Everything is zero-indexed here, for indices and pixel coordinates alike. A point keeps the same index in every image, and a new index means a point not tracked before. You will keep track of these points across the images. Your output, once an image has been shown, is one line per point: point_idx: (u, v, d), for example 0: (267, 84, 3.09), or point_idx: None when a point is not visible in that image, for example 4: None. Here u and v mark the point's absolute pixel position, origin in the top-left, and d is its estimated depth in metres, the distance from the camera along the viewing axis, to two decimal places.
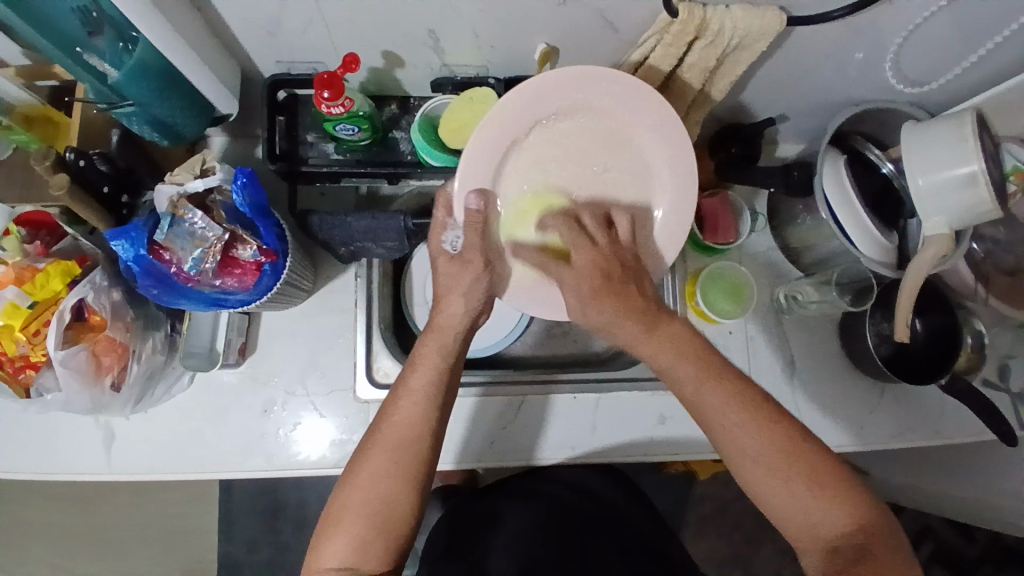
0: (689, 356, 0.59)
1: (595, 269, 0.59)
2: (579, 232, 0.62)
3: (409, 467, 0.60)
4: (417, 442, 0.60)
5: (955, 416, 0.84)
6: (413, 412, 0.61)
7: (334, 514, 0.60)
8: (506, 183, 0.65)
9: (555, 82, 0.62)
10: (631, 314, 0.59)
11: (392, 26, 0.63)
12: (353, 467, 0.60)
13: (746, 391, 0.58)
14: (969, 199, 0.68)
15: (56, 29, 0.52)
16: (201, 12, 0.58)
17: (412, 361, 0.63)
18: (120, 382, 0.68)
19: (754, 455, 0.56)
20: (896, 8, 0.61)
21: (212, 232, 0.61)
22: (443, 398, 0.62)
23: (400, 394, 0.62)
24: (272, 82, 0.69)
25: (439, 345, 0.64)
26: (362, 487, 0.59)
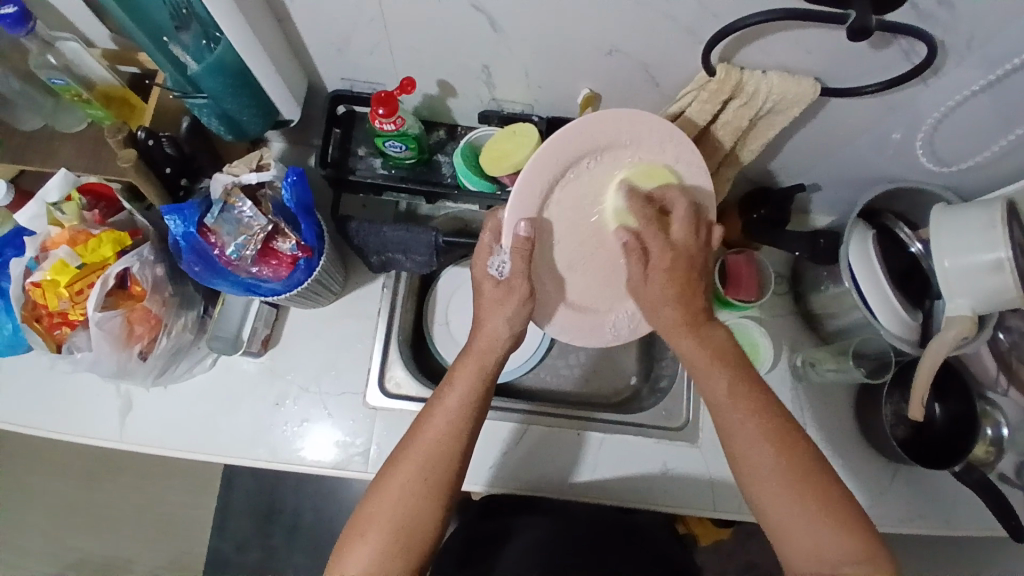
0: (717, 370, 0.62)
1: (681, 259, 0.63)
2: (692, 216, 0.64)
3: (433, 487, 0.61)
4: (447, 461, 0.62)
5: (967, 508, 0.81)
6: (443, 431, 0.62)
7: (359, 524, 0.61)
8: (550, 212, 0.65)
9: (601, 122, 0.60)
10: (690, 308, 0.64)
11: (449, 57, 0.68)
12: (381, 479, 0.62)
13: (788, 437, 0.59)
14: (994, 284, 0.68)
15: (147, 21, 0.57)
16: (280, 24, 0.64)
17: (447, 380, 0.64)
18: (148, 351, 0.72)
19: (769, 474, 0.58)
20: (929, 90, 0.64)
21: (257, 223, 0.65)
22: (472, 422, 0.63)
23: (432, 408, 0.63)
24: (333, 96, 0.74)
25: (478, 367, 0.65)
26: (388, 502, 0.60)
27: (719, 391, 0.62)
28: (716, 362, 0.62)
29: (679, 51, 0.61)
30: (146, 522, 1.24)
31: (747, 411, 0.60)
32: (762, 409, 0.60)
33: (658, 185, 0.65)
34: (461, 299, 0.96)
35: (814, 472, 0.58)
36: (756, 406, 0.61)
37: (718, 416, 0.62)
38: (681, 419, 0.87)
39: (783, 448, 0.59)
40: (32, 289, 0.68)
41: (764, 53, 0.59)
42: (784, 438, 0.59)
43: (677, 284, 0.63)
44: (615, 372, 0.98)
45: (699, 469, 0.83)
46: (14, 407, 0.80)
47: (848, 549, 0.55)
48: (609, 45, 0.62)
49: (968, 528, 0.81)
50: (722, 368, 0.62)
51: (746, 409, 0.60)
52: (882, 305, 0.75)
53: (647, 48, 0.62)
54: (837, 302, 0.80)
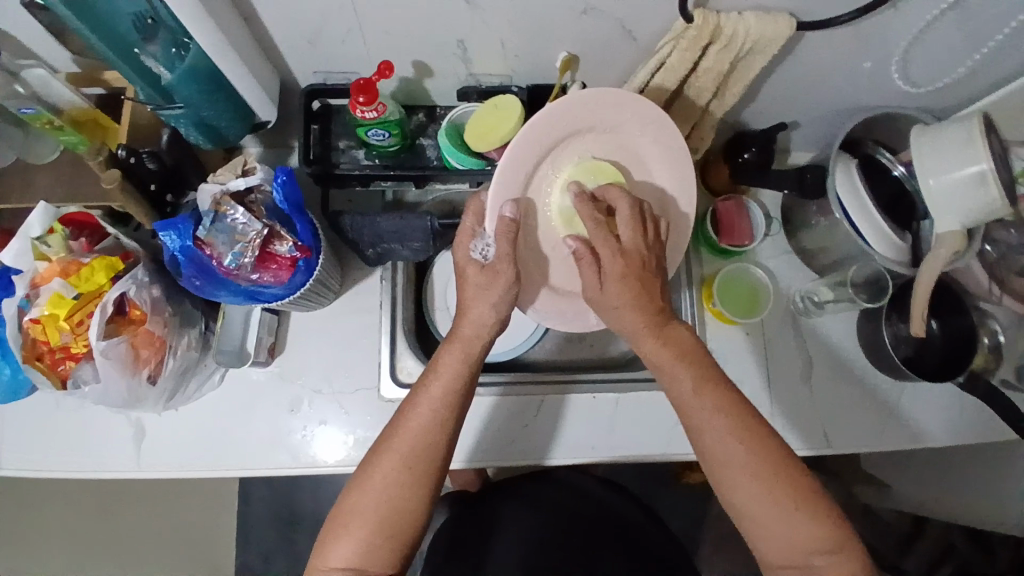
0: (682, 368, 0.62)
1: (632, 263, 0.62)
2: (636, 214, 0.64)
3: (418, 475, 0.62)
4: (430, 448, 0.62)
5: (975, 417, 0.85)
6: (427, 419, 0.62)
7: (342, 516, 0.62)
8: (533, 190, 0.68)
9: (591, 103, 0.64)
10: (651, 310, 0.63)
11: (424, 36, 0.66)
12: (365, 470, 0.62)
13: (759, 436, 0.60)
14: (979, 197, 0.71)
15: (115, 36, 0.55)
16: (246, 22, 0.62)
17: (432, 366, 0.64)
18: (157, 374, 0.71)
19: (742, 469, 0.59)
20: (900, 14, 0.64)
21: (252, 228, 0.64)
22: (457, 406, 0.64)
23: (418, 397, 0.64)
24: (308, 91, 0.73)
25: (463, 354, 0.65)
26: (373, 491, 0.61)
27: (689, 395, 0.61)
28: (678, 364, 0.62)
29: (654, 2, 0.61)
30: None
31: (721, 410, 0.60)
32: (732, 408, 0.60)
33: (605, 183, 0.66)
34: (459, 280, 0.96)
35: (780, 455, 0.59)
36: (723, 403, 0.61)
37: (688, 415, 0.62)
38: None
39: (758, 443, 0.59)
40: (31, 325, 0.66)
41: None
42: (747, 426, 0.60)
43: (636, 287, 0.62)
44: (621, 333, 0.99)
45: None
46: (24, 449, 0.78)
47: (820, 540, 0.57)
48: (584, 5, 0.61)
49: (975, 435, 0.84)
50: (686, 368, 0.62)
51: (715, 410, 0.60)
52: (872, 230, 0.76)
53: (623, 4, 0.61)
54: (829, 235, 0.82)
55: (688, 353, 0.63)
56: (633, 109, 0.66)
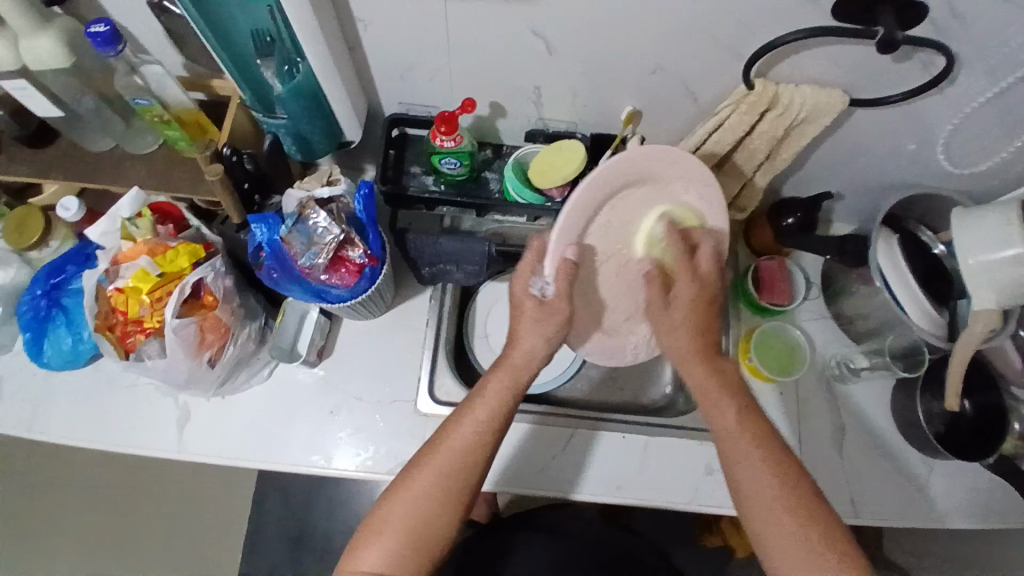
0: (730, 401, 0.65)
1: (706, 291, 0.66)
2: (718, 252, 0.68)
3: (449, 496, 0.64)
4: (465, 469, 0.65)
5: (1004, 503, 0.84)
6: (467, 440, 0.65)
7: (376, 523, 0.64)
8: (590, 235, 0.68)
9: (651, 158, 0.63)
10: (706, 339, 0.67)
11: (504, 79, 0.73)
12: (400, 483, 0.65)
13: (796, 480, 0.61)
14: (1017, 276, 0.74)
15: (239, 47, 0.64)
16: (353, 51, 0.70)
17: (477, 390, 0.67)
18: (217, 359, 0.75)
19: (774, 506, 0.60)
20: (945, 98, 0.70)
21: (329, 234, 0.69)
22: (496, 432, 0.66)
23: (462, 416, 0.66)
24: (391, 120, 0.80)
25: (509, 381, 0.67)
26: (405, 503, 0.64)
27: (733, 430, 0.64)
28: (728, 400, 0.65)
29: (719, 67, 0.67)
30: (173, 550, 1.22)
31: (759, 451, 0.62)
32: (767, 441, 0.63)
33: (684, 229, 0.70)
34: (499, 312, 1.01)
35: (816, 510, 0.60)
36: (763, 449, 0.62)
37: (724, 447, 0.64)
38: None
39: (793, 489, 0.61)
40: (114, 295, 0.71)
41: (796, 67, 0.66)
42: (784, 469, 0.62)
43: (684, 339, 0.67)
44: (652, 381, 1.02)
45: None
46: (74, 417, 0.82)
47: None
48: (655, 64, 0.68)
49: (1004, 521, 0.83)
50: (736, 406, 0.64)
51: (753, 441, 0.63)
52: (908, 302, 0.79)
53: (687, 65, 0.68)
54: (866, 302, 0.85)
55: (737, 390, 0.65)
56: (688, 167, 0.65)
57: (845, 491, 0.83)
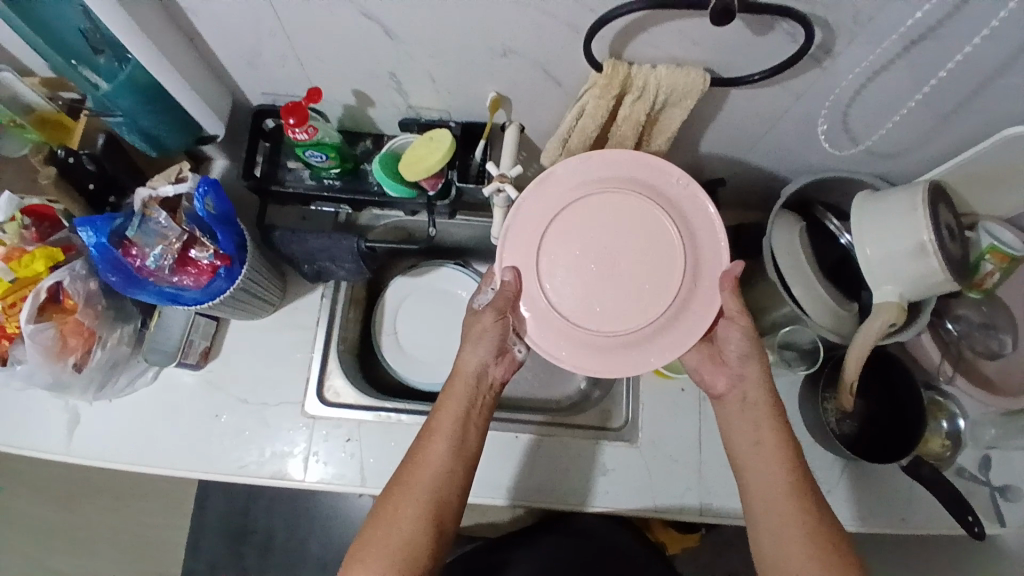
0: (774, 460, 0.65)
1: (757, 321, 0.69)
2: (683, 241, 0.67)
3: (432, 506, 0.65)
4: (443, 486, 0.66)
5: (922, 505, 0.79)
6: (441, 453, 0.67)
7: (359, 549, 0.63)
8: (638, 294, 0.66)
9: (699, 214, 0.67)
10: (758, 362, 0.70)
11: (358, 68, 0.70)
12: (385, 503, 0.65)
13: (817, 506, 0.63)
14: (920, 268, 0.67)
15: (64, 44, 0.62)
16: (194, 45, 0.67)
17: (435, 410, 0.70)
18: (83, 363, 0.75)
19: (795, 525, 0.62)
20: (828, 73, 0.63)
21: (173, 233, 0.69)
22: (465, 443, 0.69)
23: (433, 434, 0.69)
24: (257, 111, 0.77)
25: (463, 397, 0.71)
26: (394, 522, 0.63)
27: (774, 485, 0.64)
28: (769, 457, 0.66)
29: (569, 48, 0.62)
30: (122, 543, 1.25)
31: (801, 509, 0.62)
32: (791, 458, 0.65)
33: (620, 206, 0.67)
34: (408, 309, 0.98)
35: (835, 542, 0.61)
36: (799, 498, 0.63)
37: (759, 496, 0.65)
38: (620, 419, 0.87)
39: (828, 547, 0.60)
40: None
41: (651, 45, 0.61)
42: (806, 489, 0.64)
43: (760, 366, 0.70)
44: (566, 376, 0.99)
45: (639, 469, 0.82)
46: None
47: None
48: (502, 47, 0.64)
49: (922, 523, 0.78)
50: (780, 463, 0.65)
51: (778, 458, 0.65)
52: (805, 293, 0.74)
53: (536, 47, 0.63)
54: (768, 297, 0.79)
55: (784, 434, 0.67)
56: (673, 182, 0.67)
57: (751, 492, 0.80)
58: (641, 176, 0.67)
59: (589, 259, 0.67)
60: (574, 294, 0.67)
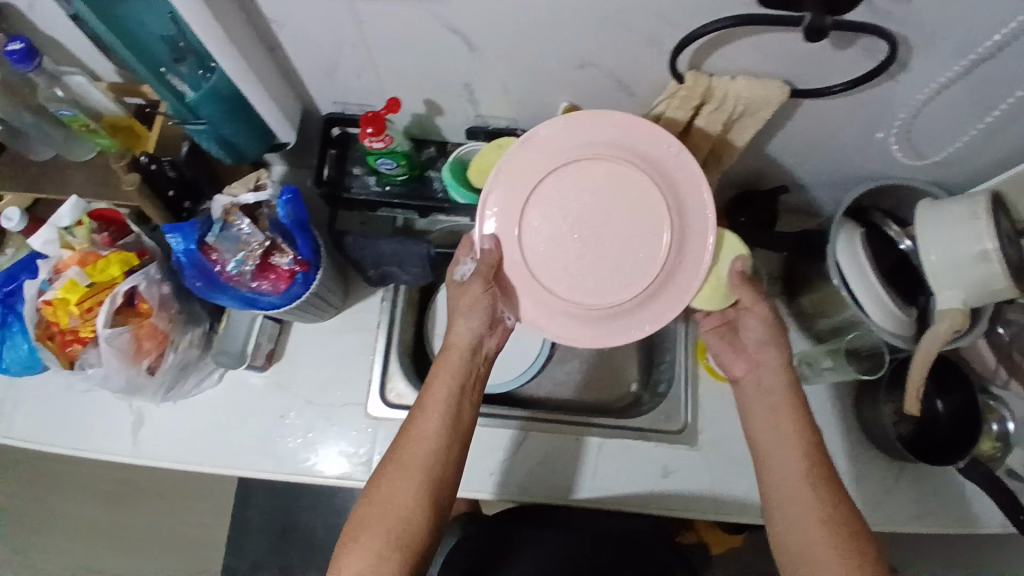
0: (792, 451, 0.67)
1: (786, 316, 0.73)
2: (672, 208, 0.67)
3: (424, 487, 0.65)
4: (433, 466, 0.66)
5: (976, 503, 0.81)
6: (428, 432, 0.67)
7: (353, 531, 0.64)
8: (619, 264, 0.68)
9: (691, 184, 0.67)
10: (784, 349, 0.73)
11: (432, 78, 0.71)
12: (376, 483, 0.66)
13: (840, 495, 0.64)
14: (980, 273, 0.68)
15: (149, 53, 0.61)
16: (273, 56, 0.68)
17: (426, 385, 0.70)
18: (157, 365, 0.76)
19: (814, 511, 0.63)
20: (899, 86, 0.64)
21: (255, 239, 0.69)
22: (453, 421, 0.69)
23: (422, 412, 0.69)
24: (328, 119, 0.79)
25: (452, 371, 0.71)
26: (383, 502, 0.64)
27: (792, 475, 0.66)
28: (787, 446, 0.67)
29: (648, 61, 0.64)
30: (166, 540, 1.26)
31: (820, 496, 0.63)
32: (811, 448, 0.67)
33: (609, 174, 0.67)
34: None
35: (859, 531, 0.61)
36: (821, 490, 0.64)
37: (776, 487, 0.66)
38: (680, 421, 0.88)
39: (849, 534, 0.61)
40: (45, 306, 0.72)
41: (730, 59, 0.62)
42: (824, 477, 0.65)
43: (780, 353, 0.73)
44: (616, 376, 1.01)
45: (699, 470, 0.84)
46: (32, 416, 0.83)
47: None
48: (581, 59, 0.65)
49: (976, 521, 0.81)
50: (797, 450, 0.67)
51: (794, 445, 0.67)
52: (869, 298, 0.75)
53: (615, 60, 0.64)
54: (831, 301, 0.80)
55: (803, 424, 0.68)
56: (668, 149, 0.66)
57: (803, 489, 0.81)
58: (632, 144, 0.67)
59: (573, 227, 0.68)
60: (560, 263, 0.68)
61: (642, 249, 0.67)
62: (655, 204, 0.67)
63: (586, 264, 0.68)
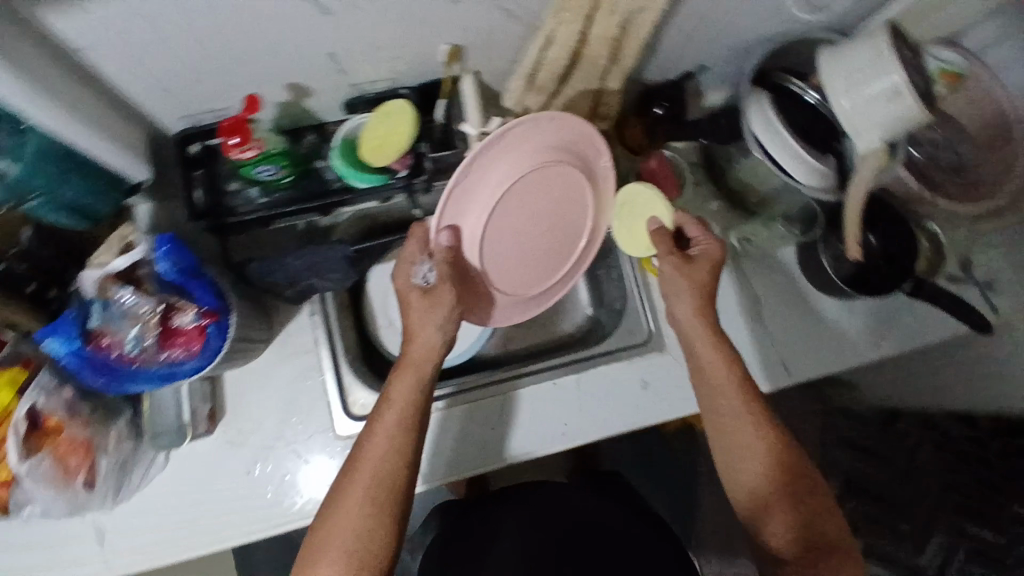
0: (709, 342, 0.69)
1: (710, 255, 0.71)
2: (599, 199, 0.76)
3: (381, 501, 0.62)
4: (391, 479, 0.63)
5: (929, 317, 0.84)
6: (382, 446, 0.63)
7: (313, 554, 0.61)
8: (542, 253, 0.77)
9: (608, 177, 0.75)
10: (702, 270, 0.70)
11: (288, 57, 0.60)
12: (332, 502, 0.62)
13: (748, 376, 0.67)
14: (895, 109, 0.67)
15: None
16: (85, 83, 0.55)
17: (384, 396, 0.66)
18: (93, 479, 0.69)
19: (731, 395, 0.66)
20: None
21: (143, 308, 0.61)
22: (412, 430, 0.65)
23: (375, 424, 0.65)
24: (180, 137, 0.67)
25: (412, 379, 0.67)
26: (339, 525, 0.61)
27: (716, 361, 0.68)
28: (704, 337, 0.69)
29: None
30: None
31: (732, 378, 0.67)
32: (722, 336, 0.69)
33: (560, 181, 0.70)
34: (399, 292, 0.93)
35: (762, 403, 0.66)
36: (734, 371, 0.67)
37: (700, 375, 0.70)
38: (644, 331, 0.87)
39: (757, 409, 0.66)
40: None
41: None
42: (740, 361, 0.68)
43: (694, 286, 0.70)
44: (573, 308, 0.99)
45: (679, 371, 0.84)
46: None
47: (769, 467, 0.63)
48: None
49: (932, 335, 0.84)
50: (716, 342, 0.69)
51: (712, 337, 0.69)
52: (793, 162, 0.74)
53: None
54: (755, 173, 0.82)
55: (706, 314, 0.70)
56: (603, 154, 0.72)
57: (775, 360, 0.83)
58: (586, 148, 0.69)
59: (515, 228, 0.71)
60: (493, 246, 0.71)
61: (562, 234, 0.77)
62: (582, 201, 0.74)
63: (517, 261, 0.75)
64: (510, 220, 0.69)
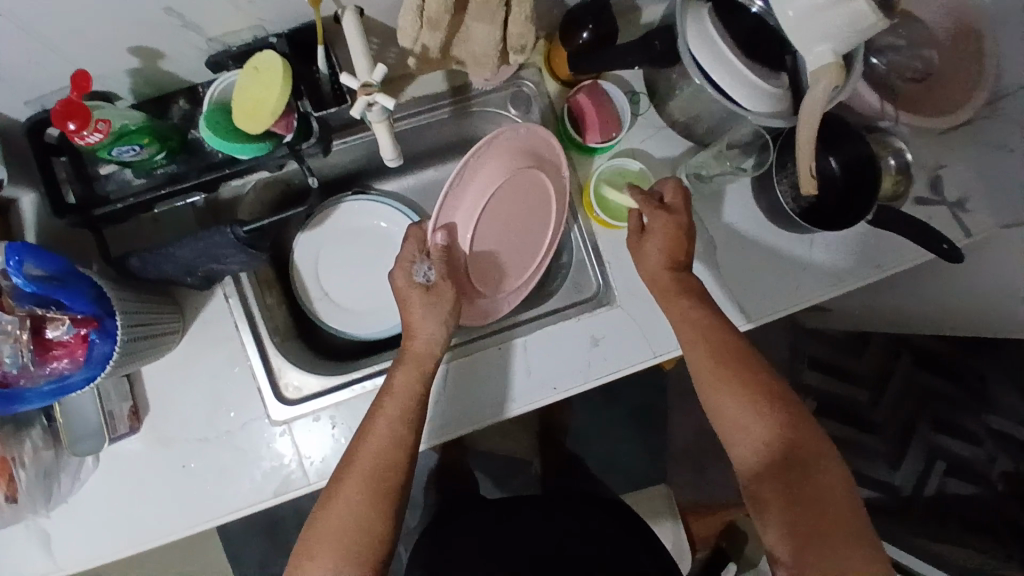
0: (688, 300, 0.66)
1: (674, 224, 0.68)
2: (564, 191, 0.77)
3: (378, 493, 0.60)
4: (391, 472, 0.61)
5: (893, 243, 0.78)
6: (383, 437, 0.62)
7: (308, 545, 0.58)
8: (516, 257, 0.78)
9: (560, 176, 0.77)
10: (661, 240, 0.68)
11: (115, 17, 0.51)
12: (329, 492, 0.61)
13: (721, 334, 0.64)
14: (847, 15, 0.56)
15: None
16: None
17: (389, 388, 0.65)
18: (15, 492, 0.69)
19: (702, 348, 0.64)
20: None
21: (10, 324, 0.54)
22: (416, 424, 0.64)
23: (378, 412, 0.64)
24: (30, 125, 0.59)
25: (418, 370, 0.66)
26: (336, 515, 0.59)
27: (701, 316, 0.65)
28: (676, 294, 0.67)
29: None
30: None
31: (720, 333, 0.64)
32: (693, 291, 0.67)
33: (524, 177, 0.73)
34: (326, 262, 0.86)
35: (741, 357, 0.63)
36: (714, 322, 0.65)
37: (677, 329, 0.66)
38: (592, 286, 0.81)
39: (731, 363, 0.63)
40: None
41: None
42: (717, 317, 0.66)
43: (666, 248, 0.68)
44: None
45: (629, 325, 0.78)
46: None
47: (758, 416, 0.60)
48: None
49: (897, 261, 0.78)
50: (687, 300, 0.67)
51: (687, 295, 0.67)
52: (735, 85, 0.65)
53: None
54: (695, 101, 0.71)
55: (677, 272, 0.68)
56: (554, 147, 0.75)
57: (728, 303, 0.77)
58: (541, 141, 0.73)
59: (490, 229, 0.73)
60: (486, 246, 0.74)
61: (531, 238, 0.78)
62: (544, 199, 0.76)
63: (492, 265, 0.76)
64: (486, 220, 0.72)
